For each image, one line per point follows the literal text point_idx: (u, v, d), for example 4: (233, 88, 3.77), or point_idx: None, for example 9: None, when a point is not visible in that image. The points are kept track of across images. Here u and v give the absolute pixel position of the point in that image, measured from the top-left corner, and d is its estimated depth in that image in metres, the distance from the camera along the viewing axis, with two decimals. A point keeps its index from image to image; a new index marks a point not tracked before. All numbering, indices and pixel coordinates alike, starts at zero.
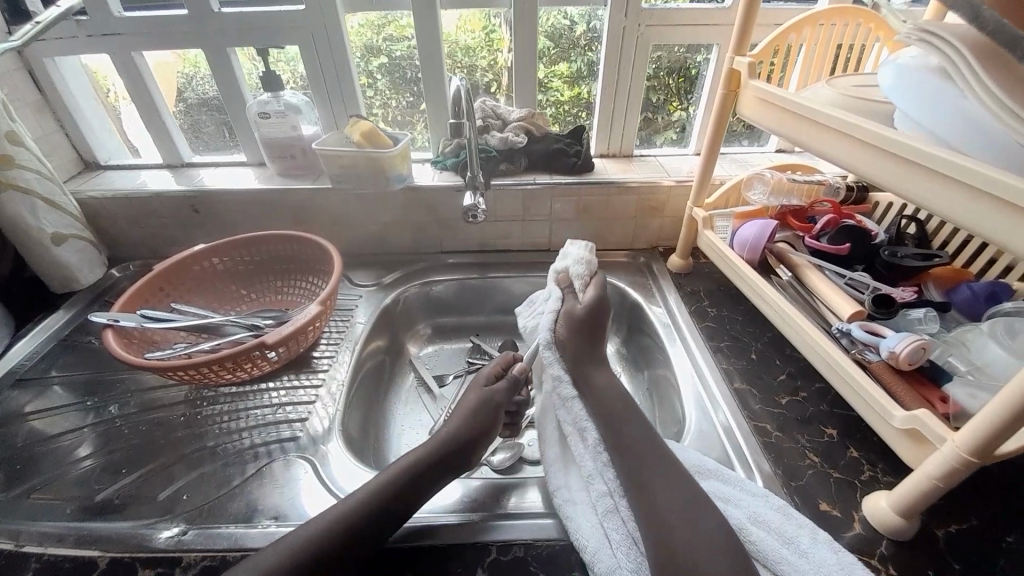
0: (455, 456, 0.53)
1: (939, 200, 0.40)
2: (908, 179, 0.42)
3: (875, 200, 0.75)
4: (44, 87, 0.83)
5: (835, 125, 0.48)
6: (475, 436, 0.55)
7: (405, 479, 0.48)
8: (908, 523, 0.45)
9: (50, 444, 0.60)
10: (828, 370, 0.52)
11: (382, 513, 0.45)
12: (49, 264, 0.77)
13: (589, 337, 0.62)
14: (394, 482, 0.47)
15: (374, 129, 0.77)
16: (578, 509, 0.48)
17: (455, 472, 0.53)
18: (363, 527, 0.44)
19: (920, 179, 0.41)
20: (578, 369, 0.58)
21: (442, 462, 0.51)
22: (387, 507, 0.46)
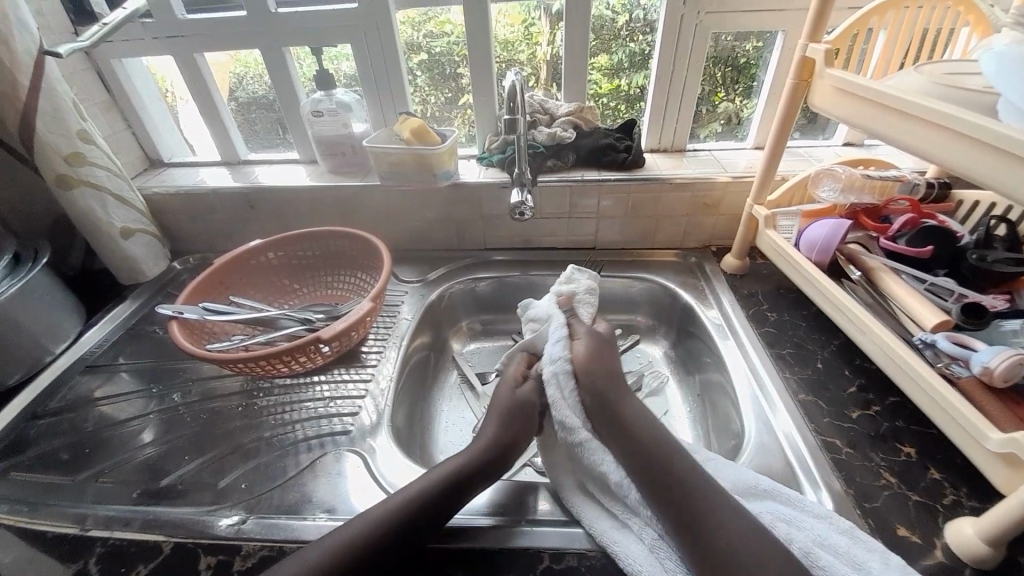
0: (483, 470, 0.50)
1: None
2: (1007, 173, 0.38)
3: (959, 198, 0.69)
4: (113, 88, 0.87)
5: (921, 113, 0.45)
6: (518, 438, 0.55)
7: (443, 488, 0.47)
8: (997, 553, 0.41)
9: (118, 429, 0.63)
10: (909, 384, 0.48)
11: (421, 518, 0.45)
12: (118, 256, 0.82)
13: (608, 363, 0.60)
14: (433, 485, 0.47)
15: (422, 126, 0.76)
16: (623, 535, 0.46)
17: (500, 471, 0.52)
18: (403, 530, 0.44)
19: (1021, 172, 0.37)
20: (604, 399, 0.55)
21: (488, 466, 0.51)
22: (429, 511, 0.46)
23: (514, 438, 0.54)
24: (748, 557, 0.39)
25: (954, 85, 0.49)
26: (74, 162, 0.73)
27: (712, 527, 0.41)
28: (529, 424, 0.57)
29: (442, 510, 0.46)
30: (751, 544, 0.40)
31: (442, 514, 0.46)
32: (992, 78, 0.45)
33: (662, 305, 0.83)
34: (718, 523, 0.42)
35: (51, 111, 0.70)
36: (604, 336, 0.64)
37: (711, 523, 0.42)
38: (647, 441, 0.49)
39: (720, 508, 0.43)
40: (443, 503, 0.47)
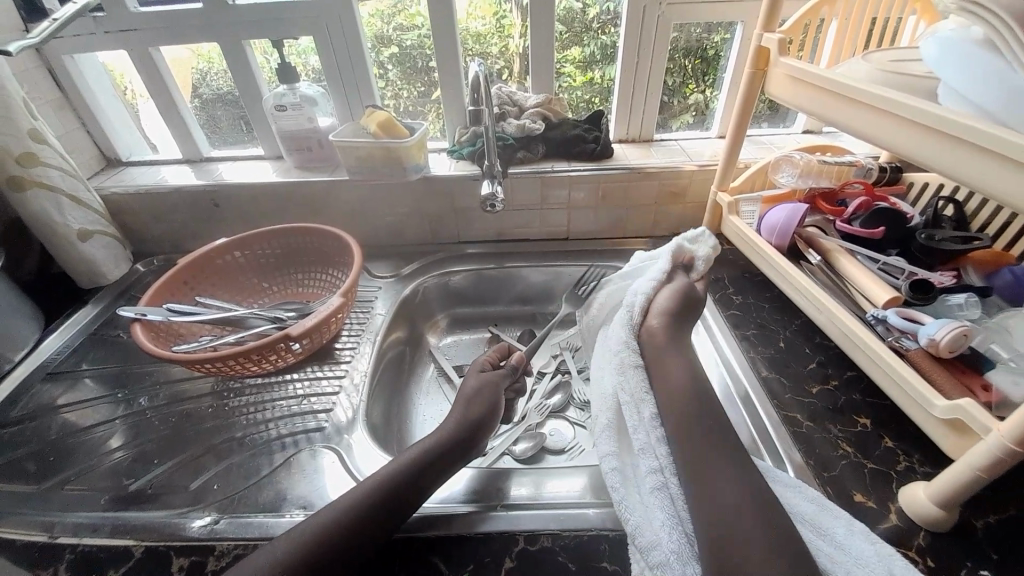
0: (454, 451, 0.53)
1: (979, 174, 0.38)
2: (947, 155, 0.40)
3: (909, 180, 0.72)
4: (64, 84, 0.84)
5: (867, 100, 0.46)
6: (478, 428, 0.56)
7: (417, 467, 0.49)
8: (949, 515, 0.43)
9: (83, 436, 0.61)
10: (863, 359, 0.50)
11: (389, 505, 0.46)
12: (76, 259, 0.79)
13: (677, 322, 0.60)
14: (401, 476, 0.48)
15: (389, 120, 0.76)
16: (625, 488, 0.47)
17: (463, 458, 0.54)
18: (369, 521, 0.44)
19: (960, 153, 0.39)
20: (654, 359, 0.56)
21: (452, 454, 0.52)
22: (395, 499, 0.46)
23: (482, 424, 0.57)
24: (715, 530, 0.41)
25: (898, 71, 0.51)
26: (26, 163, 0.70)
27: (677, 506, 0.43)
28: (487, 417, 0.58)
29: (408, 498, 0.47)
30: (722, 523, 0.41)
31: (408, 502, 0.47)
32: (932, 64, 0.48)
33: None
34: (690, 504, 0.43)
35: None
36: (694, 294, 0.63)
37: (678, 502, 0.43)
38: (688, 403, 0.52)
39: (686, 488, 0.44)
40: (408, 490, 0.47)
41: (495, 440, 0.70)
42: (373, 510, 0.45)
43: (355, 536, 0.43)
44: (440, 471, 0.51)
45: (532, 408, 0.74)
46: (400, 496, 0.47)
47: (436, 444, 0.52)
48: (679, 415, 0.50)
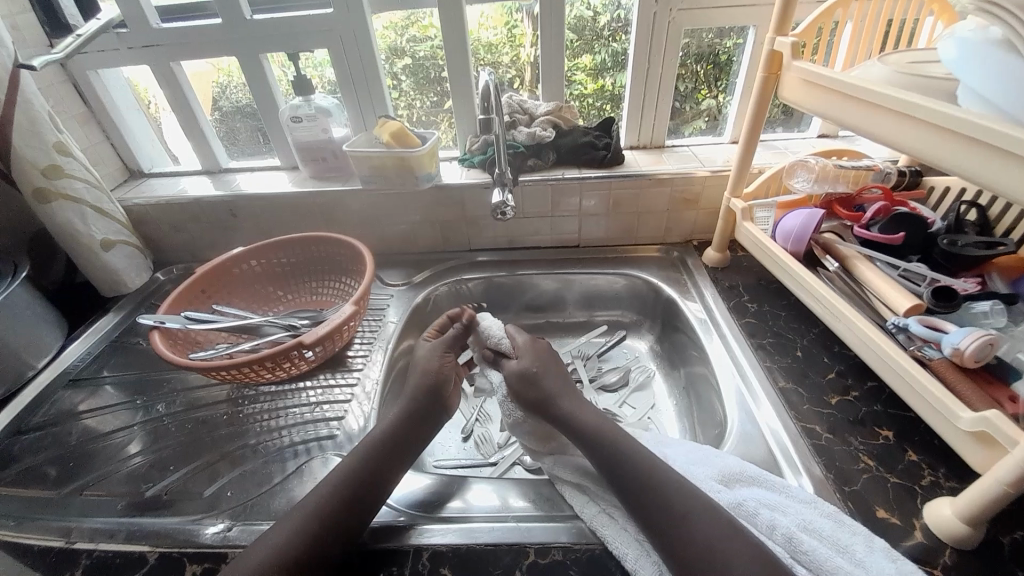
0: (397, 443, 0.53)
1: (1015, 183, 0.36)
2: (978, 164, 0.38)
3: (930, 185, 0.70)
4: (91, 100, 0.87)
5: (892, 106, 0.45)
6: (419, 419, 0.56)
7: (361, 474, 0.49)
8: (976, 531, 0.41)
9: (102, 442, 0.63)
10: (883, 368, 0.49)
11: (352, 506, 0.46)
12: (99, 269, 0.81)
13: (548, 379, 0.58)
14: (358, 476, 0.48)
15: (402, 129, 0.77)
16: (611, 520, 0.47)
17: (412, 455, 0.54)
18: (337, 519, 0.45)
19: (993, 160, 0.37)
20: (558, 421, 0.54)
21: (400, 450, 0.53)
22: (357, 501, 0.47)
23: (426, 419, 0.56)
24: (726, 552, 0.39)
25: (921, 74, 0.50)
26: (51, 175, 0.72)
27: (682, 517, 0.42)
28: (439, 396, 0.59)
29: (368, 500, 0.48)
30: (727, 530, 0.41)
31: (369, 504, 0.47)
32: (952, 64, 0.47)
33: (646, 299, 0.84)
34: (701, 515, 0.42)
35: (24, 124, 0.69)
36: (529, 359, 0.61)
37: (685, 517, 0.42)
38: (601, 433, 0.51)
39: (692, 498, 0.43)
40: (366, 492, 0.48)
41: (506, 450, 0.70)
42: (336, 513, 0.45)
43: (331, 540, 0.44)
44: (390, 469, 0.51)
45: None
46: (360, 497, 0.47)
47: (379, 440, 0.52)
48: (608, 461, 0.48)
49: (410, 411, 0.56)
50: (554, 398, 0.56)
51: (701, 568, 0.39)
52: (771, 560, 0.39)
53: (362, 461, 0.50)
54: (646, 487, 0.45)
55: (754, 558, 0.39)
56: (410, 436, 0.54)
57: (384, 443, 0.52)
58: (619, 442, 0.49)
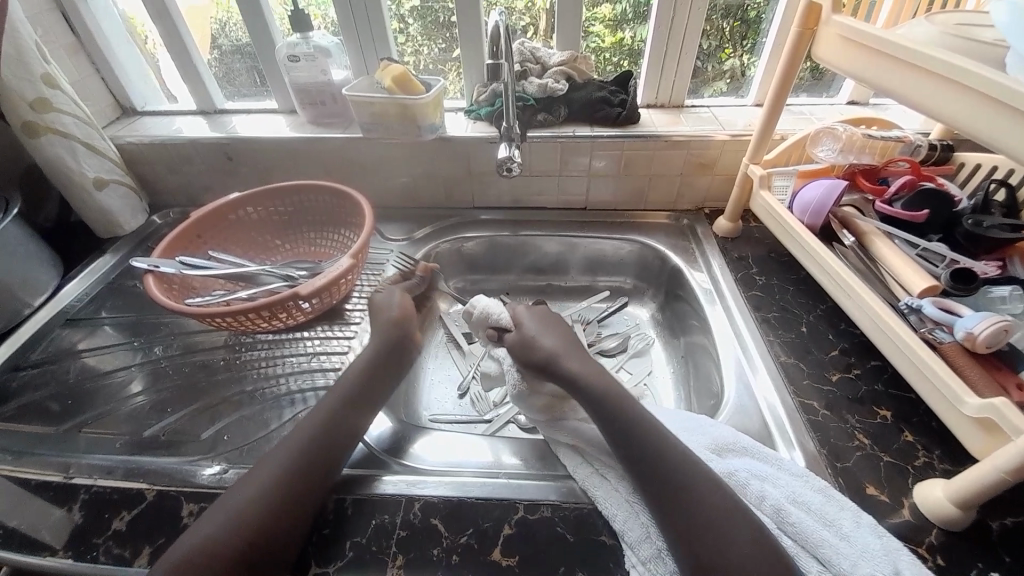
0: (358, 394, 0.53)
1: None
2: (1019, 137, 0.36)
3: (961, 161, 0.66)
4: (79, 28, 0.82)
5: (935, 71, 0.41)
6: (378, 376, 0.56)
7: (323, 424, 0.48)
8: (965, 513, 0.42)
9: (101, 381, 0.63)
10: (891, 349, 0.48)
11: (321, 455, 0.46)
12: (92, 208, 0.79)
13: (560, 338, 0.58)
14: (322, 426, 0.48)
15: (405, 74, 0.72)
16: (603, 483, 0.47)
17: (374, 408, 0.54)
18: (306, 470, 0.45)
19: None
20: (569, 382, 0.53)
21: (359, 402, 0.52)
22: (325, 450, 0.47)
23: (383, 371, 0.56)
24: (717, 523, 0.39)
25: (967, 36, 0.46)
26: (39, 108, 0.69)
27: (676, 486, 0.42)
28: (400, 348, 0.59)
29: (336, 449, 0.48)
30: (723, 502, 0.41)
31: (337, 454, 0.47)
32: (1003, 28, 0.43)
33: (652, 266, 0.82)
34: (694, 485, 0.42)
35: (8, 49, 0.65)
36: (532, 325, 0.61)
37: (679, 486, 0.42)
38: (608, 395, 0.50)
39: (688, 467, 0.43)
40: (332, 442, 0.48)
41: (501, 409, 0.71)
42: (305, 462, 0.45)
43: (306, 486, 0.44)
44: (356, 421, 0.51)
45: None
46: (328, 447, 0.47)
47: (337, 392, 0.52)
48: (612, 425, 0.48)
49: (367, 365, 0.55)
50: (559, 355, 0.55)
51: (694, 535, 0.39)
52: (761, 532, 0.39)
53: (325, 412, 0.49)
54: (649, 456, 0.44)
55: (745, 530, 0.39)
56: (370, 391, 0.54)
57: (346, 397, 0.52)
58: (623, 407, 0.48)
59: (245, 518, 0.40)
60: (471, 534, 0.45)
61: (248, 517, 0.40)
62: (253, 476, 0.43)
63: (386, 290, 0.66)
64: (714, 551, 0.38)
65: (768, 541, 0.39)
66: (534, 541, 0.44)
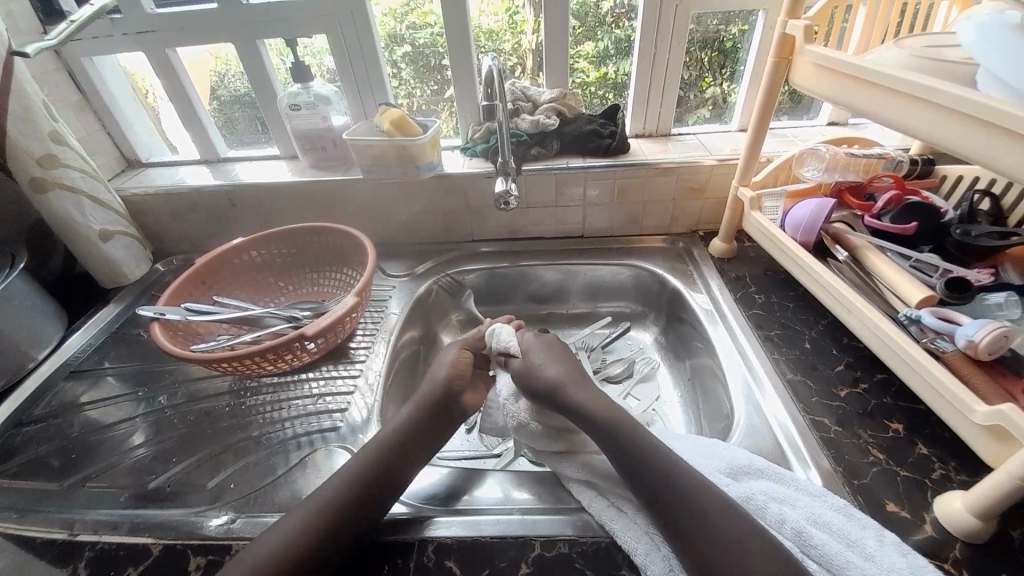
0: (411, 441, 0.52)
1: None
2: (987, 146, 0.38)
3: (942, 174, 0.69)
4: (86, 88, 0.85)
5: (903, 89, 0.44)
6: (430, 424, 0.55)
7: (367, 477, 0.47)
8: (987, 525, 0.41)
9: (105, 433, 0.62)
10: (895, 362, 0.48)
11: (358, 503, 0.45)
12: (97, 259, 0.80)
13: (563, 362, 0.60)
14: (363, 475, 0.47)
15: (402, 117, 0.75)
16: (619, 517, 0.46)
17: (425, 457, 0.53)
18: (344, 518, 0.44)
19: (1002, 143, 0.37)
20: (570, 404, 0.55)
21: (413, 450, 0.52)
22: (361, 498, 0.46)
23: (436, 419, 0.55)
24: (743, 550, 0.39)
25: (932, 57, 0.49)
26: (47, 165, 0.71)
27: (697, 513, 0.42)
28: (453, 395, 0.58)
29: (379, 496, 0.47)
30: (748, 530, 0.40)
31: (380, 502, 0.47)
32: (971, 49, 0.45)
33: (651, 290, 0.83)
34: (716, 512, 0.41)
35: (18, 112, 0.67)
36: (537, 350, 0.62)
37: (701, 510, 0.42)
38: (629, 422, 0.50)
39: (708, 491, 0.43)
40: (375, 491, 0.47)
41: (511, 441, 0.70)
42: (343, 510, 0.44)
43: (335, 539, 0.43)
44: (403, 469, 0.50)
45: None
46: (366, 495, 0.46)
47: (386, 440, 0.51)
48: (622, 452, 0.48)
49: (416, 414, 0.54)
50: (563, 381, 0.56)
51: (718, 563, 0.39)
52: (784, 557, 0.39)
53: (369, 461, 0.49)
54: (666, 484, 0.44)
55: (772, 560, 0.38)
56: (422, 438, 0.53)
57: (398, 444, 0.51)
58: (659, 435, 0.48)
59: (271, 566, 0.40)
60: (487, 574, 0.44)
61: (278, 567, 0.40)
62: (284, 524, 0.43)
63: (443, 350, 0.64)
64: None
65: (792, 563, 0.38)
66: None
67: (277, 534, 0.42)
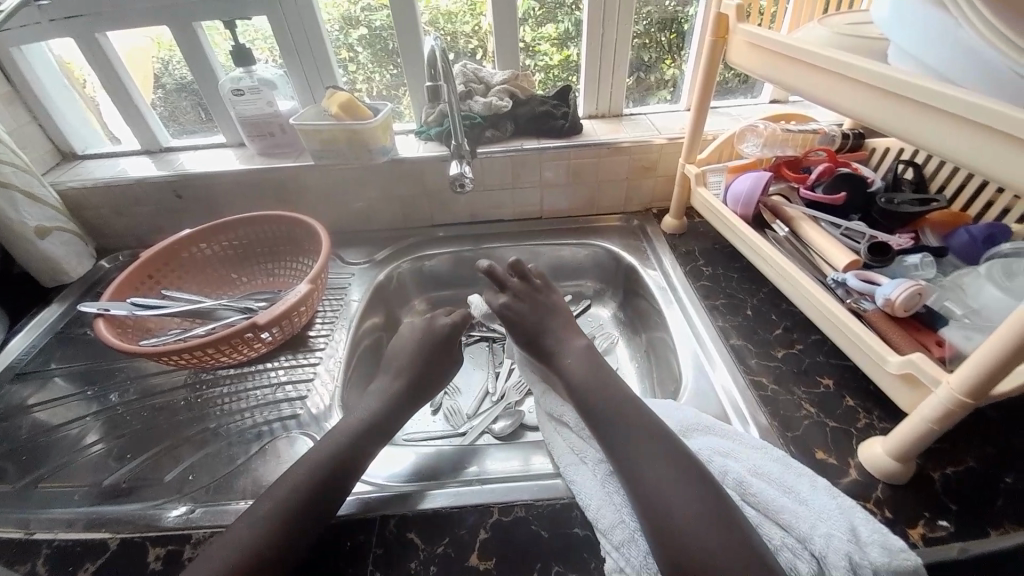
0: (384, 417, 0.55)
1: (907, 122, 0.40)
2: (882, 110, 0.42)
3: (872, 146, 0.73)
4: (13, 77, 0.80)
5: (807, 59, 0.48)
6: (394, 409, 0.57)
7: (335, 458, 0.48)
8: (904, 465, 0.45)
9: (54, 434, 0.60)
10: (824, 322, 0.52)
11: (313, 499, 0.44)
12: (35, 257, 0.76)
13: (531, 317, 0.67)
14: (337, 453, 0.48)
15: (351, 100, 0.74)
16: (580, 471, 0.48)
17: (385, 438, 0.54)
18: (311, 499, 0.44)
19: (895, 106, 0.41)
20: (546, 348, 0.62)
21: (377, 428, 0.53)
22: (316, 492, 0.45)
23: (406, 396, 0.59)
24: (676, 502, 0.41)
25: (854, 34, 0.52)
26: None
27: (640, 465, 0.44)
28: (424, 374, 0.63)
29: (343, 475, 0.47)
30: (686, 489, 0.42)
31: (344, 480, 0.47)
32: (882, 26, 0.48)
33: (608, 267, 0.86)
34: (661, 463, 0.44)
35: None
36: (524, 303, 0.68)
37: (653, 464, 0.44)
38: (591, 379, 0.55)
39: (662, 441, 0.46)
40: (343, 470, 0.47)
41: (475, 420, 0.72)
42: (312, 491, 0.44)
43: (299, 522, 0.43)
44: (366, 448, 0.51)
45: (510, 386, 0.77)
46: (338, 473, 0.47)
47: (359, 420, 0.53)
48: (599, 404, 0.51)
49: (382, 405, 0.56)
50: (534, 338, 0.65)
51: (666, 511, 0.41)
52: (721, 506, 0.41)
53: (338, 443, 0.49)
54: (625, 433, 0.47)
55: (712, 523, 0.39)
56: (384, 420, 0.55)
57: (364, 427, 0.52)
58: (615, 400, 0.51)
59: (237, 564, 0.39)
60: (447, 542, 0.45)
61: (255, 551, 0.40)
62: (252, 513, 0.42)
63: (409, 335, 0.68)
64: (692, 544, 0.38)
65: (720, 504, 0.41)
66: (509, 541, 0.45)
67: (241, 529, 0.41)
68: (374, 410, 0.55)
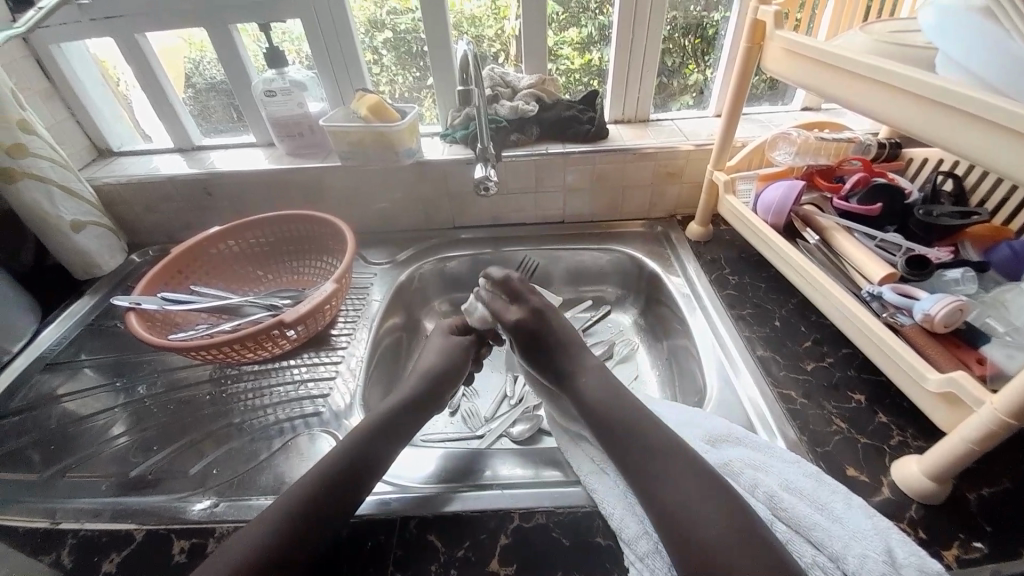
0: (398, 418, 0.54)
1: (951, 133, 0.39)
2: (923, 120, 0.41)
3: (909, 156, 0.71)
4: (53, 75, 0.83)
5: (846, 66, 0.47)
6: (410, 412, 0.56)
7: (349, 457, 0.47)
8: (940, 487, 0.44)
9: (83, 424, 0.62)
10: (857, 336, 0.50)
11: (339, 491, 0.45)
12: (70, 250, 0.79)
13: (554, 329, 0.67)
14: (351, 453, 0.48)
15: (380, 103, 0.75)
16: (601, 481, 0.49)
17: (402, 440, 0.53)
18: (324, 496, 0.44)
19: (938, 116, 0.40)
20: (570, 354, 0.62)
21: (392, 430, 0.53)
22: (340, 485, 0.45)
23: (422, 400, 0.59)
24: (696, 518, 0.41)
25: (897, 41, 0.50)
26: (16, 154, 0.69)
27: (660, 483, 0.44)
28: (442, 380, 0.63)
29: (358, 475, 0.47)
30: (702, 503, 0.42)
31: (360, 480, 0.46)
32: (928, 33, 0.47)
33: (630, 274, 0.85)
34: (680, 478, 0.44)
35: None
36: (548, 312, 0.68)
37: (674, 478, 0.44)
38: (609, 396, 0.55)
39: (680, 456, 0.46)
40: (359, 471, 0.47)
41: (493, 423, 0.72)
42: (323, 491, 0.44)
43: (314, 518, 0.42)
44: (383, 448, 0.50)
45: (529, 391, 0.76)
46: (356, 470, 0.47)
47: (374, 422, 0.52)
48: (623, 418, 0.52)
49: (396, 408, 0.56)
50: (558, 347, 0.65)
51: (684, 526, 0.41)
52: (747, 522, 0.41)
53: (351, 444, 0.49)
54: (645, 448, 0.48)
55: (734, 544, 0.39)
56: (400, 422, 0.54)
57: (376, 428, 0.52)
58: (630, 416, 0.51)
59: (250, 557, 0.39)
60: (467, 546, 0.45)
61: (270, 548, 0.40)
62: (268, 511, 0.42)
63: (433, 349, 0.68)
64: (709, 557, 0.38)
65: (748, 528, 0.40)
66: (529, 547, 0.45)
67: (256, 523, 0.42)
68: (389, 409, 0.55)
